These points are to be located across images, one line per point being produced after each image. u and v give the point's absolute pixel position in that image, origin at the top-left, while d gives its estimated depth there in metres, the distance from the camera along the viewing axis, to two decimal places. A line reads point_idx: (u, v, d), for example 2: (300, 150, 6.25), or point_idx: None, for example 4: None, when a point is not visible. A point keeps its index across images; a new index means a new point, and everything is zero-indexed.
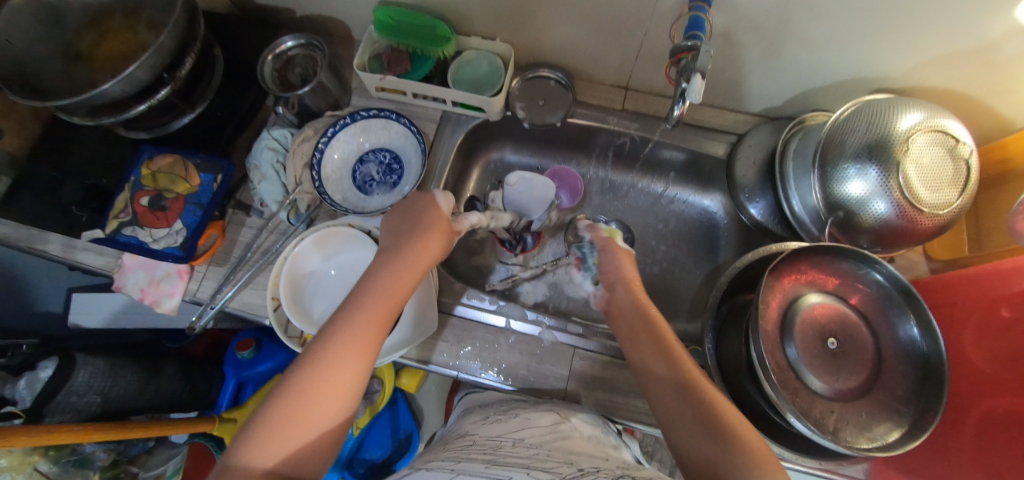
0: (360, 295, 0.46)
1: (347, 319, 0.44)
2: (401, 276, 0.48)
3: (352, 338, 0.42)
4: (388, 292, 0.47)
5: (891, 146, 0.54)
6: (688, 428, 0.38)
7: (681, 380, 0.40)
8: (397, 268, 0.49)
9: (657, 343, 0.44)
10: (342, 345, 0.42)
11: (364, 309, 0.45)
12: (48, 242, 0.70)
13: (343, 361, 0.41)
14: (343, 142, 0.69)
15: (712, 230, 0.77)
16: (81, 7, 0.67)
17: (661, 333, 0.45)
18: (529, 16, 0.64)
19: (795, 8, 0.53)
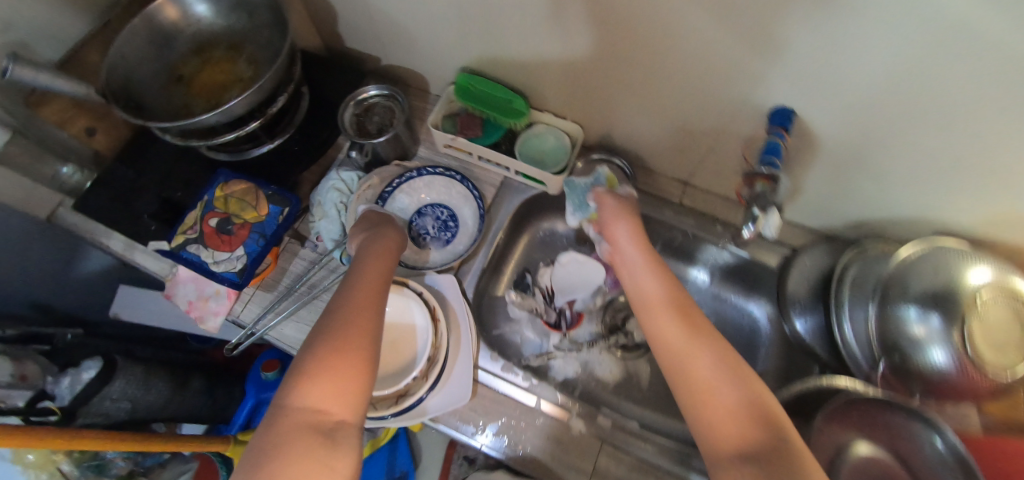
0: (344, 290, 0.54)
1: (334, 310, 0.51)
2: (371, 271, 0.57)
3: (345, 320, 0.49)
4: (363, 284, 0.54)
5: (957, 299, 0.53)
6: (726, 390, 0.41)
7: (734, 378, 0.42)
8: (368, 264, 0.57)
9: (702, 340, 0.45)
10: (337, 326, 0.49)
11: (349, 298, 0.52)
12: (111, 238, 0.73)
13: (343, 336, 0.47)
14: (408, 194, 0.72)
15: (754, 336, 0.77)
16: (192, 33, 0.71)
17: (691, 319, 0.47)
18: (606, 106, 0.67)
19: (871, 147, 0.54)
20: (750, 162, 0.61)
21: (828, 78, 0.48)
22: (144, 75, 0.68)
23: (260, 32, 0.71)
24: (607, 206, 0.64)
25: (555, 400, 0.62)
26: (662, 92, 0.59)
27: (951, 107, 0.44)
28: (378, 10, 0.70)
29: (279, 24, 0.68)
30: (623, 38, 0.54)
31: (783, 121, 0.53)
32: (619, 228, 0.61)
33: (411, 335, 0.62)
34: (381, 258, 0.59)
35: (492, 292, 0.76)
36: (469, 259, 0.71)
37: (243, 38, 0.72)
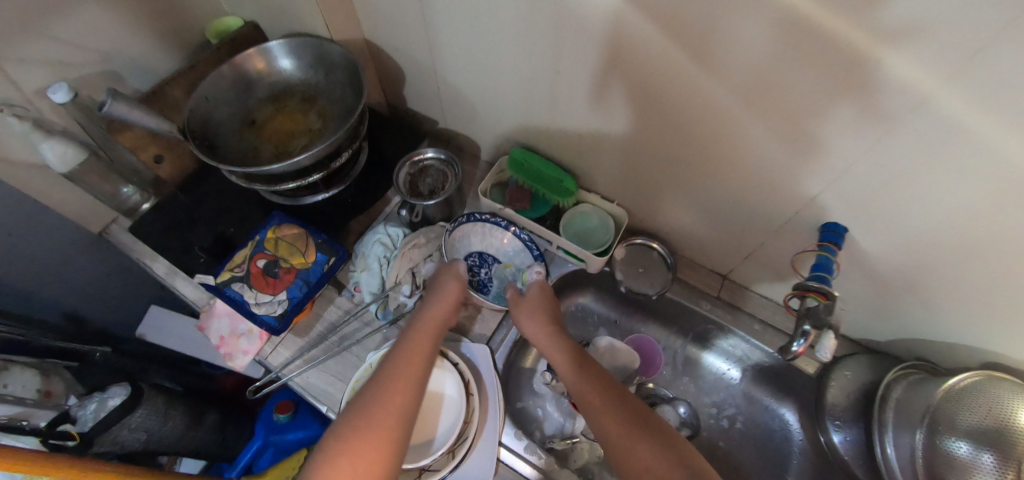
0: (381, 372, 0.55)
1: (367, 398, 0.52)
2: (414, 351, 0.58)
3: (371, 415, 0.51)
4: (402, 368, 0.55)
5: (1010, 440, 0.50)
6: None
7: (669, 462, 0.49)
8: (412, 344, 0.58)
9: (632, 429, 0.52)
10: (364, 422, 0.50)
11: (385, 383, 0.54)
12: (157, 262, 0.74)
13: (369, 434, 0.49)
14: (487, 233, 0.75)
15: (785, 443, 0.73)
16: (272, 83, 0.75)
17: (632, 412, 0.54)
18: (655, 198, 0.70)
19: (922, 273, 0.55)
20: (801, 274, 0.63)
21: (884, 204, 0.49)
22: (222, 116, 0.72)
23: (335, 88, 0.74)
24: (534, 295, 0.68)
25: None
26: (715, 190, 0.62)
27: (1007, 249, 0.45)
28: (448, 82, 0.75)
29: (354, 82, 0.71)
30: (684, 141, 0.57)
31: (834, 237, 0.54)
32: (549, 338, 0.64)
33: (439, 407, 0.61)
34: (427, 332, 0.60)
35: (520, 364, 0.76)
36: (500, 330, 0.71)
37: (319, 92, 0.75)
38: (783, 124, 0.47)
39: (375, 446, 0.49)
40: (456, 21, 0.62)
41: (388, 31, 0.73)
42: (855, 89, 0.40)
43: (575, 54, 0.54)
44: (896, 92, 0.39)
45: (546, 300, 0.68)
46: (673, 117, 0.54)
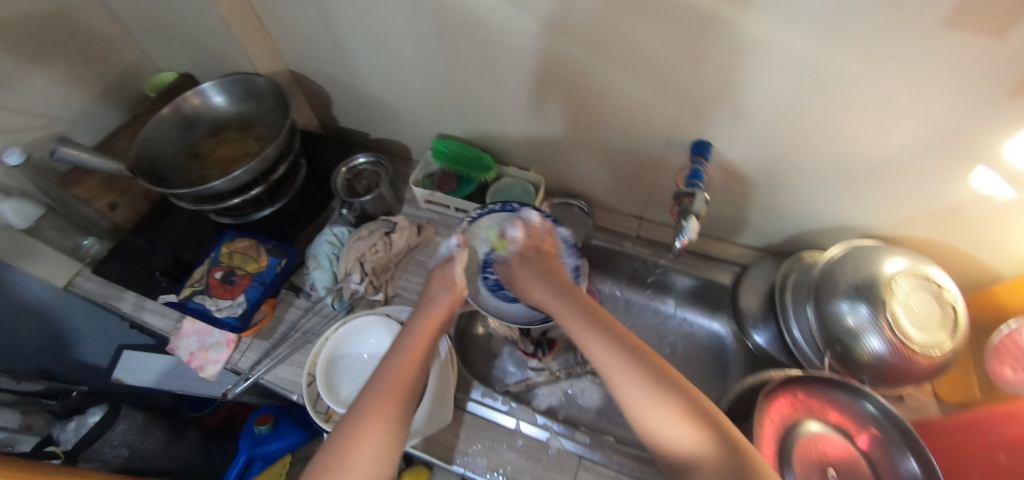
0: (381, 375, 0.52)
1: (368, 400, 0.49)
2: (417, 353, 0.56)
3: (371, 418, 0.48)
4: (398, 375, 0.52)
5: (878, 287, 0.59)
6: (678, 439, 0.42)
7: (683, 413, 0.43)
8: (415, 346, 0.57)
9: (645, 375, 0.45)
10: (363, 426, 0.47)
11: (385, 385, 0.51)
12: (123, 300, 0.79)
13: (365, 440, 0.46)
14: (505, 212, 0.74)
15: (722, 354, 0.82)
16: (209, 119, 0.84)
17: (648, 358, 0.47)
18: (563, 158, 0.81)
19: (777, 166, 0.65)
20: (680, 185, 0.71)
21: (724, 111, 0.60)
22: (166, 153, 0.80)
23: (267, 114, 0.83)
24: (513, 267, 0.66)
25: (533, 421, 0.67)
26: (602, 135, 0.72)
27: (813, 115, 0.56)
28: (368, 92, 0.86)
29: (281, 104, 0.81)
30: (564, 96, 0.69)
31: (701, 152, 0.64)
32: (563, 304, 0.57)
33: None
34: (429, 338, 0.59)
35: (472, 332, 0.82)
36: None
37: (253, 121, 0.84)
38: (624, 60, 0.60)
39: (371, 451, 0.46)
40: (361, 33, 0.73)
41: (308, 57, 0.84)
42: (647, 11, 0.52)
43: (458, 38, 0.67)
44: (681, 10, 0.51)
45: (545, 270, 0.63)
46: (549, 76, 0.66)
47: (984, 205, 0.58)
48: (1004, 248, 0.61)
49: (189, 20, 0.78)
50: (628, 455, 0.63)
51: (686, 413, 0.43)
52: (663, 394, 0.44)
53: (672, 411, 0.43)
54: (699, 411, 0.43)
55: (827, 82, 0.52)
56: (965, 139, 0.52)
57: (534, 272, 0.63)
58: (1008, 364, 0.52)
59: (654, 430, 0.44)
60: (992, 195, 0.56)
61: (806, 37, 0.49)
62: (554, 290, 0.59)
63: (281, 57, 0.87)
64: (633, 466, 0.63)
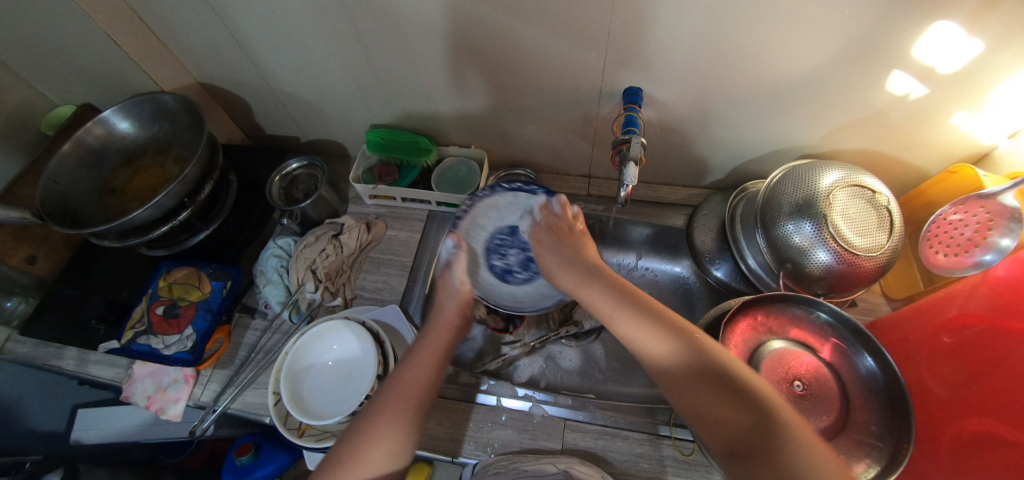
0: (394, 384, 0.54)
1: (382, 407, 0.51)
2: (429, 359, 0.57)
3: (382, 432, 0.50)
4: (411, 391, 0.53)
5: (817, 202, 0.61)
6: (668, 359, 0.47)
7: (694, 368, 0.45)
8: (425, 355, 0.57)
9: (675, 341, 0.47)
10: (372, 439, 0.49)
11: (393, 396, 0.52)
12: (63, 357, 0.72)
13: (376, 446, 0.49)
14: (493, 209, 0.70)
15: (687, 293, 0.84)
16: (118, 148, 0.78)
17: (674, 325, 0.49)
18: (501, 127, 0.79)
19: (707, 101, 0.65)
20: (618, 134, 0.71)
21: (647, 54, 0.60)
22: (78, 193, 0.74)
23: (183, 134, 0.78)
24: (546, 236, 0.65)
25: (514, 395, 0.67)
26: (535, 99, 0.71)
27: (729, 43, 0.56)
28: (289, 92, 0.81)
29: (195, 120, 0.75)
30: (489, 65, 0.67)
31: (633, 98, 0.63)
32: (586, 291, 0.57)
33: (362, 366, 0.63)
34: (444, 343, 0.59)
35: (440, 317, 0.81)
36: (410, 289, 0.77)
37: (169, 143, 0.79)
38: (541, 17, 0.58)
39: (383, 451, 0.49)
40: (265, 30, 0.69)
41: (215, 66, 0.79)
42: None
43: (369, 23, 0.64)
44: None
45: (574, 262, 0.60)
46: (470, 46, 0.64)
47: (902, 105, 0.60)
48: (924, 143, 0.64)
49: (71, 45, 0.71)
50: (610, 407, 0.65)
51: (680, 350, 0.47)
52: (680, 345, 0.47)
53: (687, 366, 0.46)
54: (713, 365, 0.45)
55: (739, 7, 0.52)
56: (876, 45, 0.53)
57: (557, 259, 0.62)
58: (940, 250, 0.53)
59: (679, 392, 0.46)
60: (907, 95, 0.58)
61: None
62: (582, 273, 0.59)
63: (187, 69, 0.81)
64: (617, 418, 0.64)
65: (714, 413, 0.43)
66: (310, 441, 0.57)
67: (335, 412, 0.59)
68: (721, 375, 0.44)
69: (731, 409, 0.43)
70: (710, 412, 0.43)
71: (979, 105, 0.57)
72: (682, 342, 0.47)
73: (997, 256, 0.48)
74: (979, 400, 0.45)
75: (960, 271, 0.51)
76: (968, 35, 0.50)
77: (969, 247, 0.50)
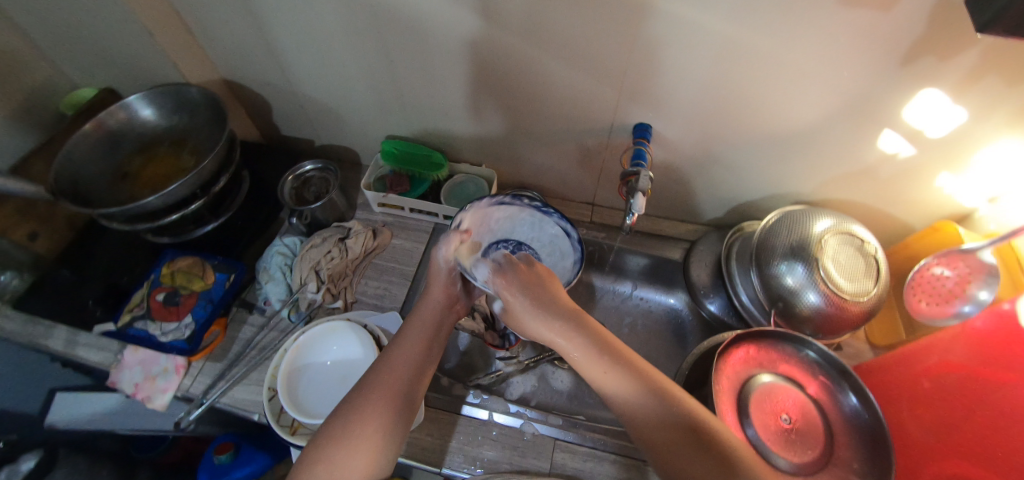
0: (386, 363, 0.53)
1: (378, 383, 0.51)
2: (418, 340, 0.57)
3: (375, 409, 0.48)
4: (402, 370, 0.53)
5: (810, 246, 0.64)
6: (623, 392, 0.48)
7: (648, 404, 0.47)
8: (415, 337, 0.57)
9: (620, 372, 0.49)
10: (365, 415, 0.48)
11: (388, 375, 0.52)
12: (52, 337, 0.71)
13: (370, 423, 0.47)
14: (508, 215, 0.73)
15: (680, 325, 0.86)
16: (137, 135, 0.79)
17: (631, 364, 0.50)
18: (513, 150, 0.82)
19: (711, 143, 0.69)
20: (626, 167, 0.75)
21: (658, 93, 0.64)
22: (91, 175, 0.75)
23: (202, 127, 0.80)
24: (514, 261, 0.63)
25: (506, 410, 0.67)
26: (549, 127, 0.75)
27: (735, 90, 0.60)
28: (311, 98, 0.84)
29: (216, 115, 0.77)
30: (509, 90, 0.70)
31: (642, 134, 0.67)
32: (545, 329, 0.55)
33: (359, 369, 0.63)
34: (434, 326, 0.60)
35: None
36: (411, 298, 0.78)
37: (187, 135, 0.81)
38: (562, 51, 0.62)
39: (374, 429, 0.47)
40: (297, 36, 0.71)
41: (242, 66, 0.81)
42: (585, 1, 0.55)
43: (399, 40, 0.67)
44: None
45: (536, 300, 0.56)
46: (492, 70, 0.68)
47: (892, 163, 0.64)
48: (910, 200, 0.69)
49: (105, 32, 0.73)
50: (600, 431, 0.66)
51: (625, 381, 0.48)
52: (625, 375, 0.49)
53: (640, 401, 0.47)
54: (663, 401, 0.46)
55: (747, 59, 0.56)
56: (871, 106, 0.58)
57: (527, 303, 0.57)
58: (923, 298, 0.57)
59: (640, 428, 0.47)
60: (896, 154, 0.62)
61: (722, 20, 0.53)
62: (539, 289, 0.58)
63: (213, 66, 0.84)
64: (606, 441, 0.64)
65: (678, 456, 0.44)
66: (302, 440, 0.57)
67: (328, 413, 0.59)
68: (672, 413, 0.46)
69: (693, 452, 0.43)
70: (670, 452, 0.44)
71: (962, 168, 0.61)
72: (625, 371, 0.49)
73: (975, 307, 0.51)
74: (959, 443, 0.48)
75: (943, 319, 0.54)
76: (954, 104, 0.55)
77: (950, 298, 0.54)
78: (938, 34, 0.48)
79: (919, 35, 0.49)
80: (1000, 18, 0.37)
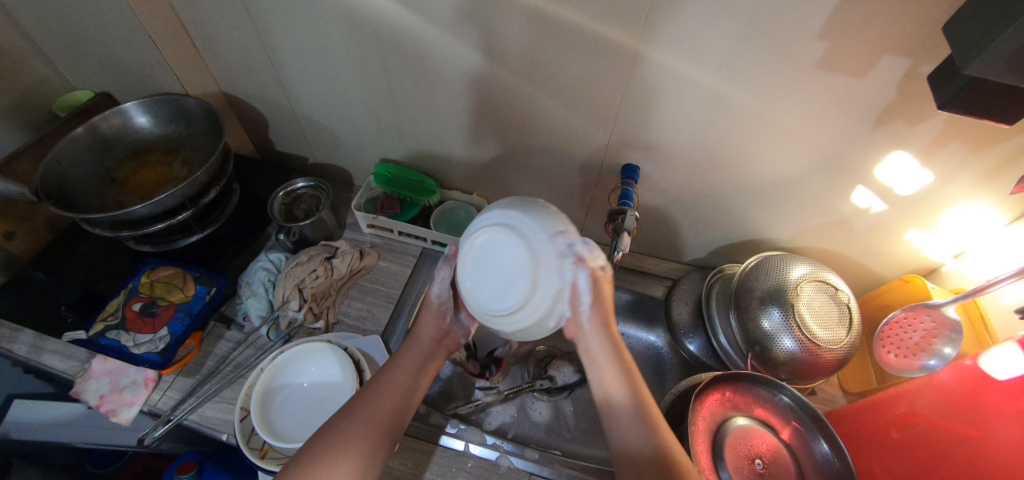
0: (370, 393, 0.52)
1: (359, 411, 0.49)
2: (411, 363, 0.57)
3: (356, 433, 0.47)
4: (389, 397, 0.52)
5: (787, 292, 0.66)
6: (634, 430, 0.48)
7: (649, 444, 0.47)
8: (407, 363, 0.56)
9: (634, 413, 0.49)
10: (346, 437, 0.47)
11: (369, 405, 0.50)
12: (16, 342, 0.69)
13: (348, 449, 0.46)
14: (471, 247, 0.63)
15: (659, 362, 0.87)
16: (130, 141, 0.79)
17: (645, 403, 0.50)
18: (504, 181, 0.84)
19: (696, 187, 0.72)
20: (613, 204, 0.77)
21: (648, 136, 0.66)
22: (79, 177, 0.74)
23: (197, 138, 0.80)
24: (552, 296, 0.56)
25: (483, 442, 0.66)
26: (541, 162, 0.77)
27: (720, 138, 0.63)
28: (309, 117, 0.85)
29: (213, 128, 0.78)
30: (505, 124, 0.73)
31: (629, 174, 0.69)
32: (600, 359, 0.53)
33: (337, 392, 0.63)
34: (427, 351, 0.59)
35: None
36: (394, 321, 0.77)
37: (181, 144, 0.81)
38: (559, 91, 0.64)
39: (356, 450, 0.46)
40: (303, 58, 0.73)
41: (244, 81, 0.83)
42: (582, 47, 0.58)
43: (402, 69, 0.70)
44: (605, 46, 0.57)
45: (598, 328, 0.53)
46: (491, 104, 0.70)
47: (865, 217, 0.67)
48: (881, 253, 0.72)
49: (112, 39, 0.74)
50: (577, 468, 0.65)
51: (640, 420, 0.49)
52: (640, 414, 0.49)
53: (643, 442, 0.47)
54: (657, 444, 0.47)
55: (732, 112, 0.59)
56: (847, 163, 0.61)
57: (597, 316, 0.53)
58: (891, 351, 0.59)
59: (625, 450, 0.48)
60: (869, 208, 0.66)
61: (709, 74, 0.56)
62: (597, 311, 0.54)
63: (215, 80, 0.85)
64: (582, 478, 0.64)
65: None
66: (271, 464, 0.55)
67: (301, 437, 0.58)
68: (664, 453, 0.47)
69: None
70: None
71: (931, 226, 0.65)
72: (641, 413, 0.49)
73: (940, 361, 0.54)
74: None
75: (909, 371, 0.56)
76: (922, 167, 0.58)
77: (917, 351, 0.56)
78: (907, 101, 0.52)
79: (890, 102, 0.53)
80: (960, 95, 0.41)
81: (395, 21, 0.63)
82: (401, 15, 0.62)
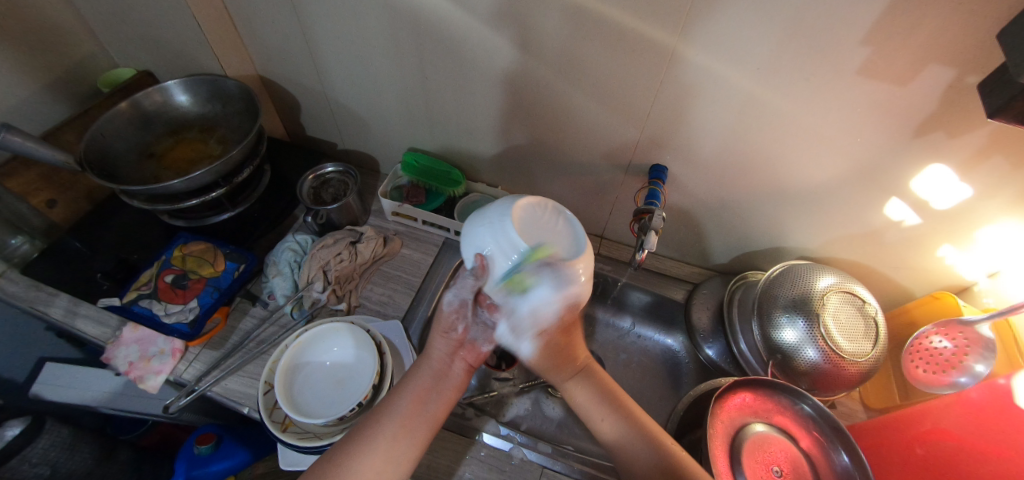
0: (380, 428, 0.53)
1: (369, 439, 0.52)
2: (416, 392, 0.56)
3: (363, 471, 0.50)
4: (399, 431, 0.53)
5: (812, 301, 0.65)
6: (621, 431, 0.57)
7: (642, 443, 0.55)
8: (415, 390, 0.56)
9: (616, 416, 0.58)
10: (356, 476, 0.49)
11: (379, 442, 0.52)
12: (53, 305, 0.71)
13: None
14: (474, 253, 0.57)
15: (676, 366, 0.86)
16: (168, 118, 0.81)
17: (625, 406, 0.59)
18: (529, 175, 0.85)
19: (724, 190, 0.72)
20: (639, 204, 0.77)
21: (679, 137, 0.66)
22: (119, 150, 0.76)
23: (232, 118, 0.82)
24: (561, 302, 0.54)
25: (496, 432, 0.67)
26: (569, 158, 0.77)
27: (752, 142, 0.63)
28: (341, 103, 0.87)
29: (249, 109, 0.79)
30: (534, 118, 0.73)
31: (657, 175, 0.69)
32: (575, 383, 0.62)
33: (357, 374, 0.64)
34: (440, 371, 0.58)
35: None
36: (414, 309, 0.79)
37: (217, 123, 0.83)
38: (591, 87, 0.65)
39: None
40: (339, 44, 0.75)
41: (280, 66, 0.84)
42: (617, 44, 0.58)
43: (436, 60, 0.71)
44: (641, 43, 0.57)
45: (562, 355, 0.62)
46: (521, 98, 0.71)
47: (897, 230, 0.66)
48: (912, 267, 0.70)
49: (158, 19, 0.77)
50: (590, 465, 0.65)
51: (624, 425, 0.57)
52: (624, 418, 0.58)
53: (631, 440, 0.56)
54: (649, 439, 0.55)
55: (766, 116, 0.59)
56: (882, 173, 0.60)
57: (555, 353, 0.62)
58: (920, 365, 0.58)
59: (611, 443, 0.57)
60: (903, 221, 0.65)
61: (745, 76, 0.56)
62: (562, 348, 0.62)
63: (252, 63, 0.87)
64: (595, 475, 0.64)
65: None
66: (292, 438, 0.56)
67: (322, 415, 0.59)
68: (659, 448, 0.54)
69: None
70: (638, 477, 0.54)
71: (966, 243, 0.63)
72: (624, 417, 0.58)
73: (971, 379, 0.53)
74: None
75: (938, 387, 0.55)
76: (960, 181, 0.57)
77: (948, 368, 0.55)
78: (948, 113, 0.51)
79: (931, 112, 0.52)
80: (1009, 105, 0.40)
81: (433, 11, 0.64)
82: (439, 6, 0.63)
